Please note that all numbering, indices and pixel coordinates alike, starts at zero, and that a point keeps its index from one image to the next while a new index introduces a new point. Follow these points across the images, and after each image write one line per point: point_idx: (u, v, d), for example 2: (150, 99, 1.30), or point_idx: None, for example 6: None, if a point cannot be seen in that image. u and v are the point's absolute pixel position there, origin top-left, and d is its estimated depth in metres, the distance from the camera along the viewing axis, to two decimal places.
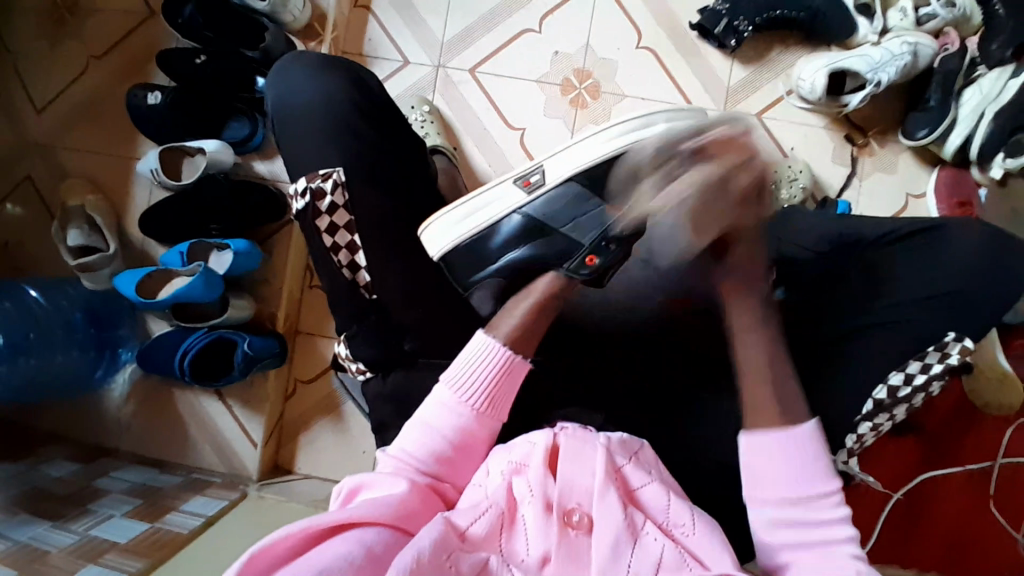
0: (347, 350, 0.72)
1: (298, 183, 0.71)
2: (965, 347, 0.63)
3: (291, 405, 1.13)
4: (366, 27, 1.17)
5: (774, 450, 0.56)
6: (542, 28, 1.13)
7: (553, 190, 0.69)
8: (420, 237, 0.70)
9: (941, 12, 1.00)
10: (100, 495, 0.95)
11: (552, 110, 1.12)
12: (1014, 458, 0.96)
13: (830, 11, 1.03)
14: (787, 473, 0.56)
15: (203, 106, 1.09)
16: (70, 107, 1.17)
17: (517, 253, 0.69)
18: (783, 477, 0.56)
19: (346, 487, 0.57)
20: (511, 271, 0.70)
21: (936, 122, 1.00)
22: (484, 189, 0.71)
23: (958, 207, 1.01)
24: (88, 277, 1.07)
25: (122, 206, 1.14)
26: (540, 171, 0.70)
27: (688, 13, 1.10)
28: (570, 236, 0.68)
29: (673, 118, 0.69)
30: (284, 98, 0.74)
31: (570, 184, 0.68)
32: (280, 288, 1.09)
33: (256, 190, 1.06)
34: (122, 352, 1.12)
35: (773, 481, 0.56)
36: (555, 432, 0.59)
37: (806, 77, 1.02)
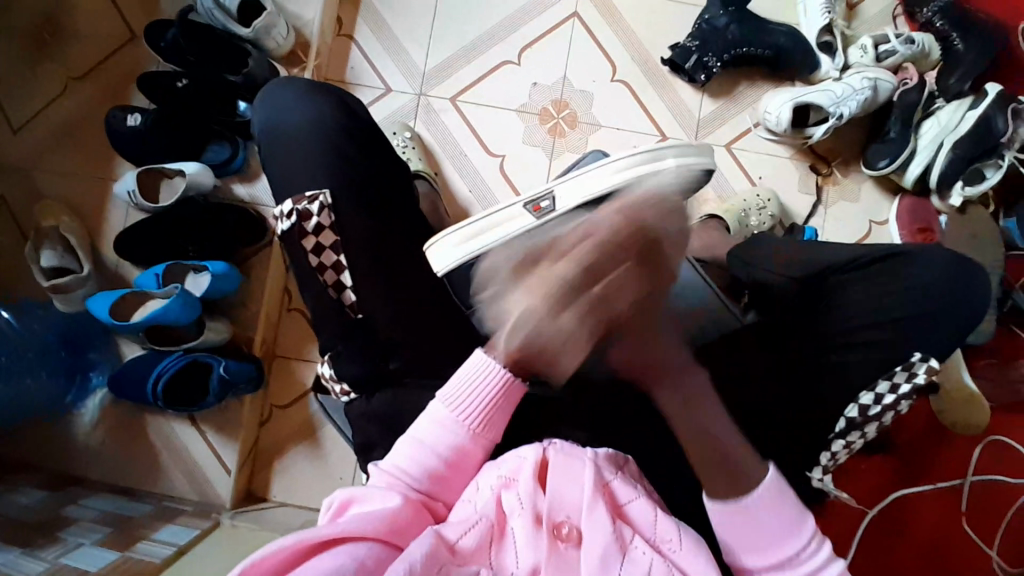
0: (331, 371, 0.71)
1: (284, 204, 0.72)
2: (931, 367, 0.65)
3: (266, 431, 1.11)
4: (349, 55, 1.20)
5: (741, 514, 0.58)
6: (521, 60, 1.17)
7: (562, 215, 0.71)
8: (426, 251, 0.75)
9: (899, 48, 1.07)
10: (68, 523, 0.92)
11: (532, 139, 1.15)
12: (984, 475, 0.99)
13: (793, 49, 1.08)
14: (760, 527, 0.58)
15: (182, 129, 1.09)
16: (48, 128, 1.16)
17: None
18: (756, 531, 0.58)
19: (338, 499, 0.57)
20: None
21: (897, 152, 1.05)
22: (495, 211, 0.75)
23: (919, 233, 1.07)
24: (59, 299, 1.05)
25: (98, 228, 1.13)
26: (550, 197, 0.73)
27: (660, 48, 1.15)
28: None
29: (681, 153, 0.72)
30: (272, 123, 0.76)
31: (576, 210, 0.71)
32: (256, 311, 1.08)
33: (237, 212, 1.07)
34: (92, 377, 1.10)
35: (749, 526, 0.58)
36: (545, 446, 0.60)
37: (772, 111, 1.07)
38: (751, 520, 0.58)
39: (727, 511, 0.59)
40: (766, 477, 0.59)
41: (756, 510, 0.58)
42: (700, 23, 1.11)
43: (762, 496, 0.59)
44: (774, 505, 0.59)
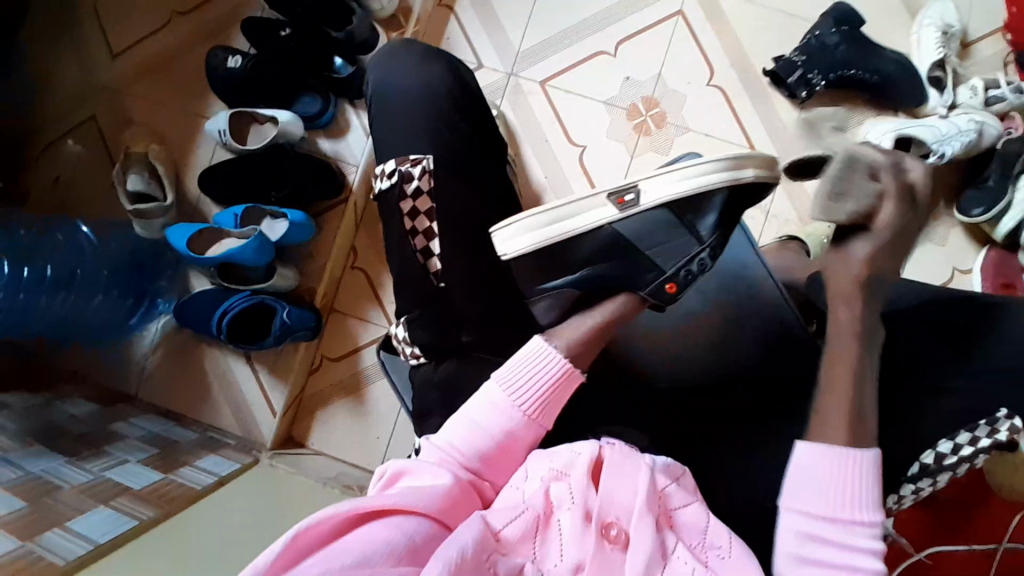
0: (403, 333, 0.73)
1: (386, 164, 0.74)
2: (1014, 426, 0.61)
3: (313, 379, 1.13)
4: (446, 27, 1.20)
5: (834, 464, 0.56)
6: (617, 53, 1.15)
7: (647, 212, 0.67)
8: (493, 233, 0.69)
9: (1009, 96, 1.02)
10: (116, 439, 0.96)
11: (615, 133, 1.14)
12: (1017, 543, 0.94)
13: (902, 77, 1.04)
14: (842, 488, 0.56)
15: (275, 78, 1.11)
16: (151, 57, 1.20)
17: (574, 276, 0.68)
18: (833, 489, 0.56)
19: (389, 471, 0.58)
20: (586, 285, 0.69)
21: (992, 202, 1.01)
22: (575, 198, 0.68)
23: (1002, 288, 1.01)
24: (140, 224, 1.09)
25: (182, 161, 1.17)
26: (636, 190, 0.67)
27: (762, 59, 1.12)
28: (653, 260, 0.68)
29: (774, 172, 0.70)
30: (384, 83, 0.77)
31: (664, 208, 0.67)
32: (322, 263, 1.10)
33: (318, 164, 1.08)
34: (159, 303, 1.14)
35: (833, 495, 0.56)
36: (601, 444, 0.59)
37: (872, 139, 1.03)
38: (834, 479, 0.56)
39: (816, 456, 0.57)
40: (874, 450, 0.57)
41: (847, 473, 0.56)
42: (809, 38, 1.08)
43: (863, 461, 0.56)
44: (870, 475, 0.56)
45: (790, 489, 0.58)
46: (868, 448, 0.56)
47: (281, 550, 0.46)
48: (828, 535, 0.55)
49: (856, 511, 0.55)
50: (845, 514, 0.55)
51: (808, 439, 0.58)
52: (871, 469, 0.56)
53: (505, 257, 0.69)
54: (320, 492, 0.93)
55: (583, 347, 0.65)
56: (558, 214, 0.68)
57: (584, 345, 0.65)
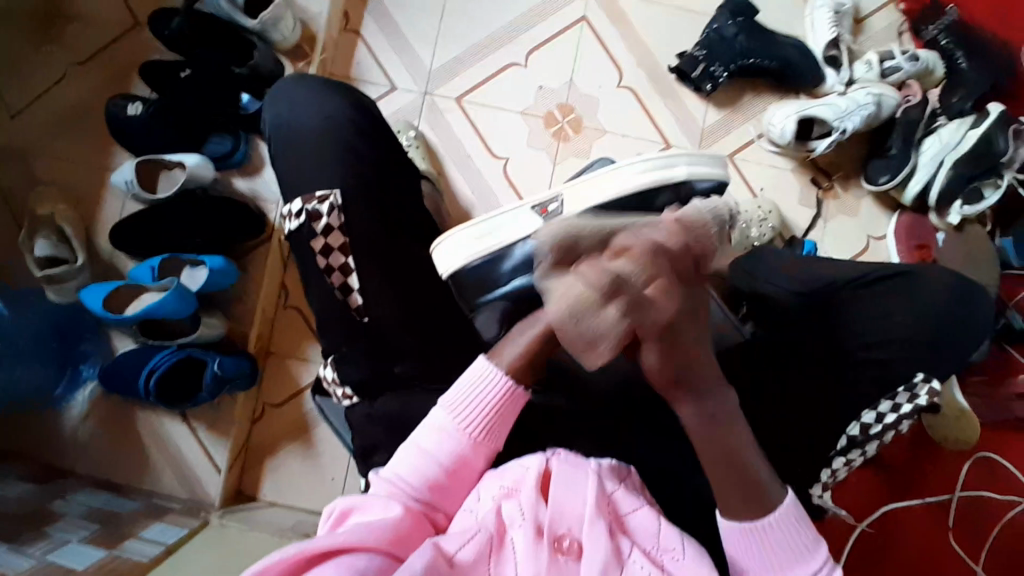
0: (333, 374, 0.72)
1: (293, 204, 0.72)
2: (931, 388, 0.67)
3: (257, 430, 1.09)
4: (354, 52, 1.19)
5: (756, 534, 0.55)
6: (528, 63, 1.16)
7: (570, 219, 0.74)
8: (433, 250, 0.75)
9: (904, 65, 1.07)
10: (53, 519, 0.90)
11: (537, 142, 1.15)
12: (973, 491, 0.99)
13: (799, 61, 1.09)
14: (774, 549, 0.55)
15: (183, 119, 1.08)
16: (52, 111, 1.14)
17: (524, 279, 0.74)
18: (773, 552, 0.55)
19: (337, 508, 0.56)
20: (519, 296, 0.75)
21: (897, 168, 1.06)
22: (501, 214, 0.77)
23: (917, 250, 1.07)
24: (53, 289, 1.04)
25: (91, 218, 1.11)
26: (558, 201, 0.75)
27: (667, 56, 1.15)
28: None
29: (694, 162, 0.74)
30: (287, 120, 0.76)
31: (587, 215, 0.73)
32: (252, 307, 1.07)
33: (238, 206, 1.06)
34: (83, 368, 1.08)
35: (768, 558, 0.55)
36: (548, 456, 0.60)
37: (777, 122, 1.07)
38: (769, 541, 0.55)
39: (742, 534, 0.56)
40: (784, 500, 0.56)
41: (774, 533, 0.55)
42: (708, 31, 1.11)
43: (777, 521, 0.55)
44: (794, 526, 0.56)
45: (737, 559, 0.57)
46: (773, 510, 0.55)
47: None
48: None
49: (798, 564, 0.55)
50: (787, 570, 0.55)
51: (725, 516, 0.57)
52: (794, 523, 0.55)
53: (443, 276, 0.75)
54: (278, 544, 0.90)
55: (524, 364, 0.63)
56: (484, 227, 0.76)
57: (523, 362, 0.63)
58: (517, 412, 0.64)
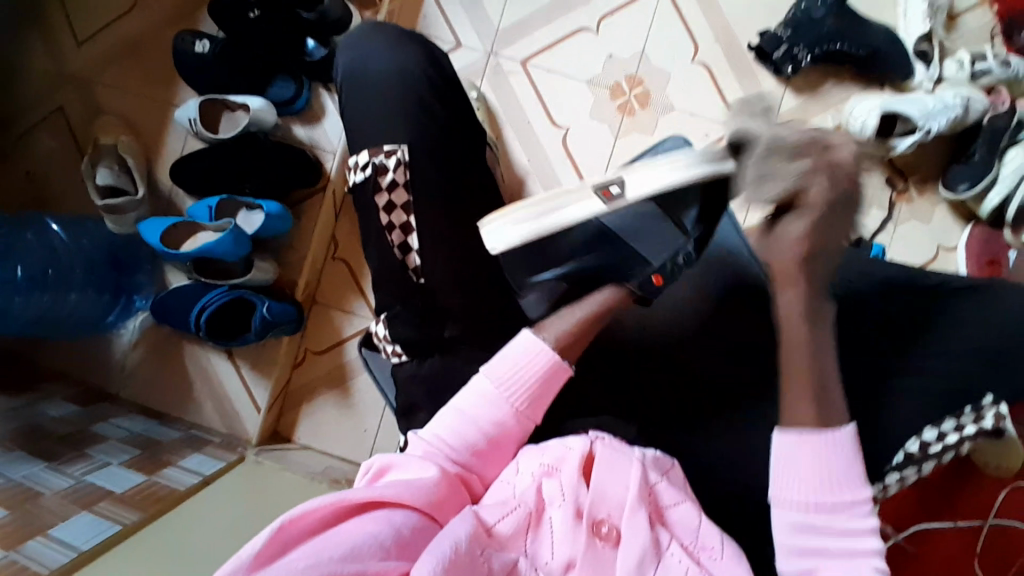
0: (384, 330, 0.70)
1: (360, 155, 0.71)
2: (999, 412, 0.63)
3: (297, 374, 1.11)
4: (423, 5, 1.16)
5: (811, 450, 0.56)
6: (600, 29, 1.12)
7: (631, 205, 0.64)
8: (483, 227, 0.66)
9: (996, 69, 1.01)
10: (97, 440, 0.93)
11: (599, 114, 1.11)
12: (1003, 520, 0.96)
13: (891, 51, 1.03)
14: (824, 473, 0.56)
15: (247, 62, 1.07)
16: (121, 39, 1.14)
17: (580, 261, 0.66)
18: (817, 475, 0.56)
19: (376, 465, 0.57)
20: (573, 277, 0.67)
21: (978, 177, 1.00)
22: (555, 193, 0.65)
23: (986, 266, 1.01)
24: (113, 220, 1.05)
25: (153, 151, 1.13)
26: (621, 182, 0.64)
27: (746, 34, 1.10)
28: (637, 253, 0.65)
29: None
30: (357, 71, 0.75)
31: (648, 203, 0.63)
32: (303, 254, 1.08)
33: (294, 151, 1.05)
34: (136, 299, 1.11)
35: (812, 482, 0.56)
36: (592, 439, 0.59)
37: (858, 115, 1.02)
38: (822, 461, 0.56)
39: (797, 444, 0.57)
40: (847, 426, 0.57)
41: (829, 452, 0.56)
42: (795, 11, 1.05)
43: (837, 441, 0.56)
44: (848, 454, 0.56)
45: (778, 479, 0.57)
46: (834, 429, 0.56)
47: (265, 540, 0.45)
48: (819, 522, 0.55)
49: (842, 491, 0.55)
50: (827, 500, 0.55)
51: (784, 427, 0.58)
52: (846, 446, 0.56)
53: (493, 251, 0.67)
54: (307, 488, 0.92)
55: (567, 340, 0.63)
56: (542, 206, 0.65)
57: (570, 339, 0.64)
58: (558, 389, 0.63)
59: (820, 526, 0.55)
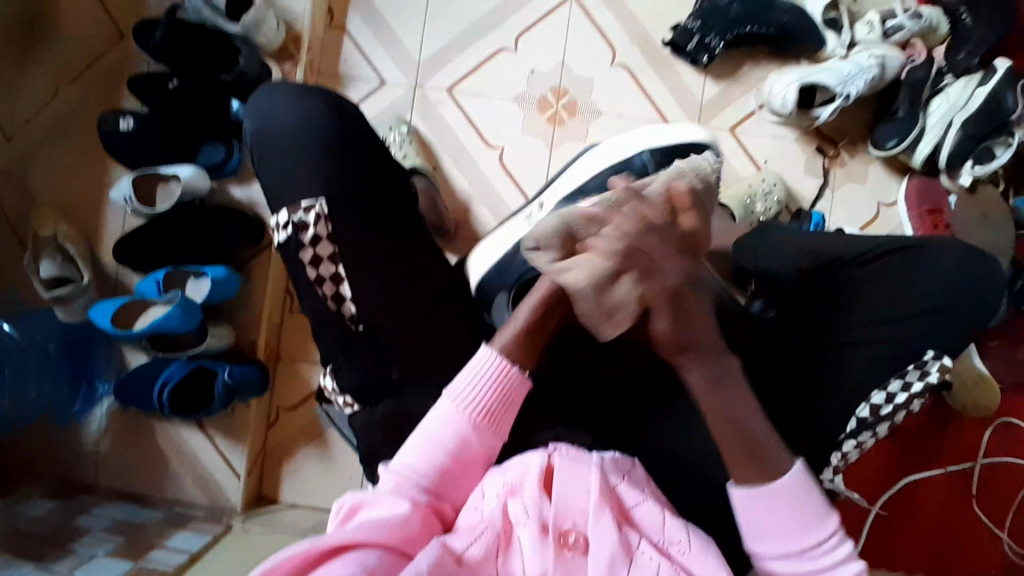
0: (333, 383, 0.72)
1: (279, 215, 0.70)
2: (943, 365, 0.66)
3: (273, 433, 1.11)
4: (340, 49, 1.17)
5: (771, 499, 0.56)
6: (518, 47, 1.14)
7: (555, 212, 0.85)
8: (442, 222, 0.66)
9: (907, 24, 1.03)
10: (80, 533, 0.92)
11: (531, 129, 1.13)
12: (993, 458, 1.00)
13: (798, 27, 1.05)
14: (790, 518, 0.56)
15: (172, 135, 1.08)
16: (43, 131, 1.14)
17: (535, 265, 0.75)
18: (786, 523, 0.56)
19: (346, 503, 0.56)
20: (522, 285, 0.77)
21: (905, 131, 1.02)
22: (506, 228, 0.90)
23: (929, 215, 1.04)
24: (62, 310, 1.06)
25: (95, 236, 1.13)
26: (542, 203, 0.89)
27: (660, 30, 1.12)
28: None
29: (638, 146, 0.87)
30: (264, 128, 0.73)
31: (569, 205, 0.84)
32: (258, 313, 1.08)
33: (235, 214, 1.06)
34: (98, 384, 1.10)
35: (777, 534, 0.56)
36: (551, 451, 0.58)
37: (777, 92, 1.04)
38: (779, 509, 0.56)
39: (753, 499, 0.57)
40: (793, 468, 0.57)
41: (790, 501, 0.56)
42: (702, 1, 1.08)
43: (791, 488, 0.56)
44: (805, 495, 0.57)
45: (748, 531, 0.58)
46: (782, 476, 0.56)
47: None
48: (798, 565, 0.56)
49: (806, 533, 0.56)
50: (801, 537, 0.56)
51: (737, 483, 0.57)
52: (800, 488, 0.56)
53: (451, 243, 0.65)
54: None
55: (525, 343, 0.66)
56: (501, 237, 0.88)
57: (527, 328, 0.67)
58: (519, 396, 0.65)
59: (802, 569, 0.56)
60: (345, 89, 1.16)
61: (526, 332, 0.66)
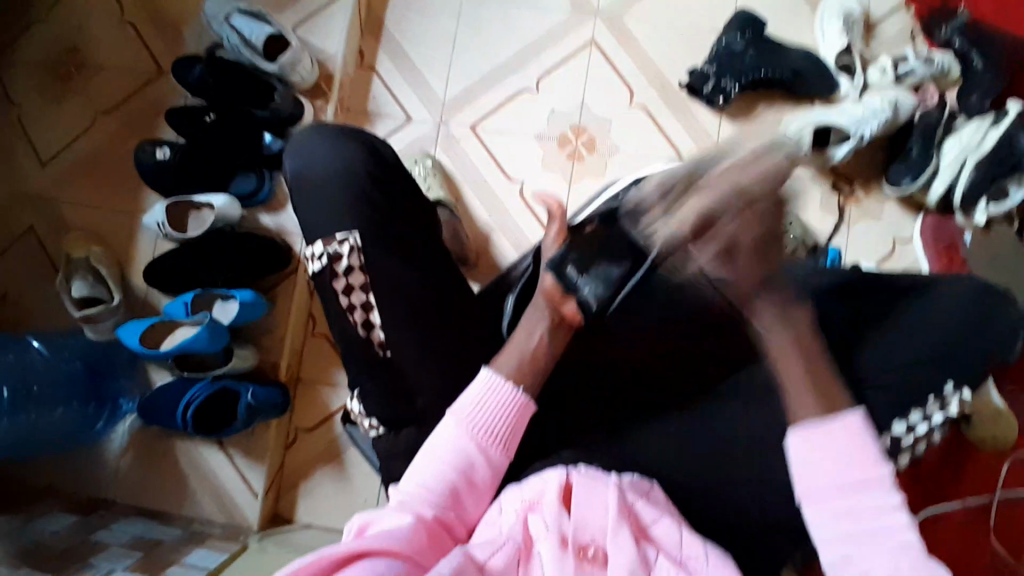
0: (359, 407, 0.75)
1: (314, 247, 0.73)
2: (961, 397, 0.68)
3: (291, 454, 1.12)
4: (370, 85, 1.22)
5: (830, 441, 0.59)
6: (539, 87, 1.19)
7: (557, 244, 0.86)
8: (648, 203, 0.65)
9: (919, 68, 1.07)
10: (99, 549, 0.92)
11: (551, 164, 1.17)
12: (1013, 495, 0.99)
13: (811, 73, 1.09)
14: (847, 460, 0.58)
15: (205, 168, 1.12)
16: (80, 158, 1.20)
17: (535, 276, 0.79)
18: (841, 470, 0.58)
19: (355, 522, 0.57)
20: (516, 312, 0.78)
21: (917, 171, 1.05)
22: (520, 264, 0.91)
23: (944, 251, 1.06)
24: (90, 328, 1.09)
25: (126, 258, 1.17)
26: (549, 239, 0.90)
27: (677, 72, 1.17)
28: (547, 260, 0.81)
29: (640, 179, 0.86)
30: (302, 167, 0.76)
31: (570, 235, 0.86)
32: (282, 338, 1.10)
33: (263, 240, 1.10)
34: (122, 403, 1.13)
35: (835, 475, 0.58)
36: (568, 470, 0.59)
37: (794, 128, 1.03)
38: (831, 449, 0.59)
39: (810, 440, 0.60)
40: (854, 411, 0.60)
41: (837, 446, 0.59)
42: (717, 48, 1.12)
43: (849, 429, 0.59)
44: (860, 440, 0.59)
45: (803, 475, 0.60)
46: (842, 416, 0.60)
47: None
48: (852, 510, 0.57)
49: (862, 474, 0.58)
50: (855, 481, 0.58)
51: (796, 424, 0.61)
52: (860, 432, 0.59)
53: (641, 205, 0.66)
54: None
55: (528, 370, 0.68)
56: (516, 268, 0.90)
57: (530, 363, 0.68)
58: (527, 420, 0.67)
59: (855, 514, 0.57)
60: (373, 124, 1.21)
61: (528, 357, 0.68)
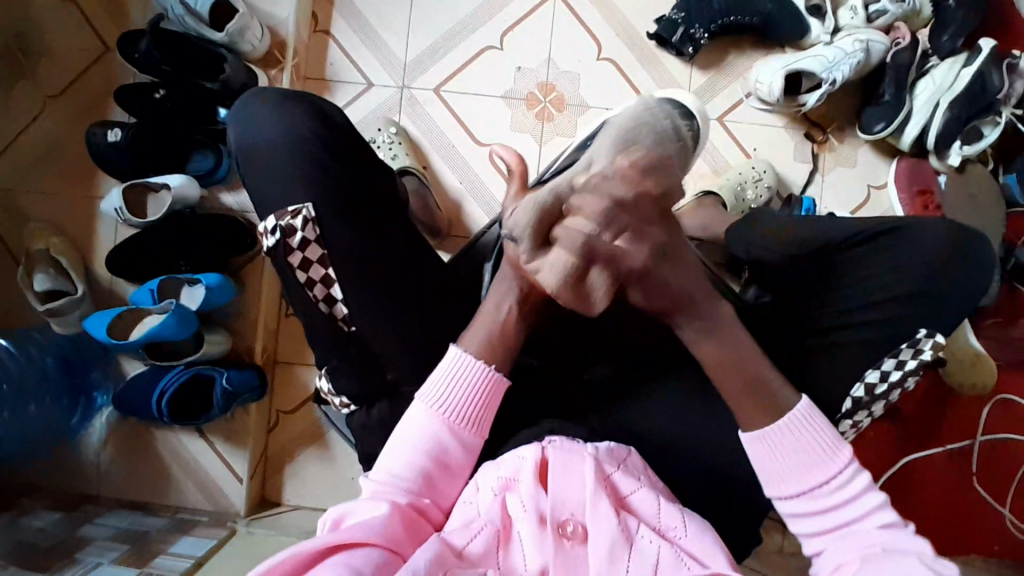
0: (328, 385, 0.72)
1: (267, 221, 0.69)
2: (936, 343, 0.66)
3: (274, 437, 1.11)
4: (327, 51, 1.17)
5: (783, 434, 0.59)
6: (503, 44, 1.14)
7: None
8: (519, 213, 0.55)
9: (890, 7, 1.03)
10: (85, 544, 0.91)
11: (520, 126, 1.13)
12: (992, 435, 1.01)
13: (780, 16, 1.05)
14: (799, 450, 0.58)
15: (159, 149, 1.08)
16: (29, 146, 1.14)
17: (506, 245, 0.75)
18: (793, 460, 0.58)
19: (330, 516, 0.56)
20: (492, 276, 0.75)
21: (892, 114, 1.02)
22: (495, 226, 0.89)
23: (918, 196, 1.05)
24: (56, 322, 1.05)
25: (88, 248, 1.13)
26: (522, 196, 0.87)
27: (645, 22, 1.13)
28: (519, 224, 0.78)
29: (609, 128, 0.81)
30: (249, 140, 0.72)
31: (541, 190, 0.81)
32: (254, 320, 1.08)
33: (226, 221, 1.06)
34: (95, 397, 1.10)
35: (789, 464, 0.58)
36: (543, 445, 0.59)
37: (764, 80, 1.04)
38: (784, 443, 0.59)
39: (761, 441, 0.59)
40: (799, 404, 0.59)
41: (786, 438, 0.58)
42: None
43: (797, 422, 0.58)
44: (809, 431, 0.58)
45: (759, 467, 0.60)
46: (790, 413, 0.59)
47: None
48: (809, 497, 0.58)
49: (814, 466, 0.58)
50: (810, 472, 0.58)
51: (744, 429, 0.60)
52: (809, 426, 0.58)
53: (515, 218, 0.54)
54: None
55: (494, 343, 0.65)
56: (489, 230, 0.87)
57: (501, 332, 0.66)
58: (500, 396, 0.66)
59: (811, 500, 0.58)
60: (332, 92, 1.16)
61: (496, 329, 0.65)
